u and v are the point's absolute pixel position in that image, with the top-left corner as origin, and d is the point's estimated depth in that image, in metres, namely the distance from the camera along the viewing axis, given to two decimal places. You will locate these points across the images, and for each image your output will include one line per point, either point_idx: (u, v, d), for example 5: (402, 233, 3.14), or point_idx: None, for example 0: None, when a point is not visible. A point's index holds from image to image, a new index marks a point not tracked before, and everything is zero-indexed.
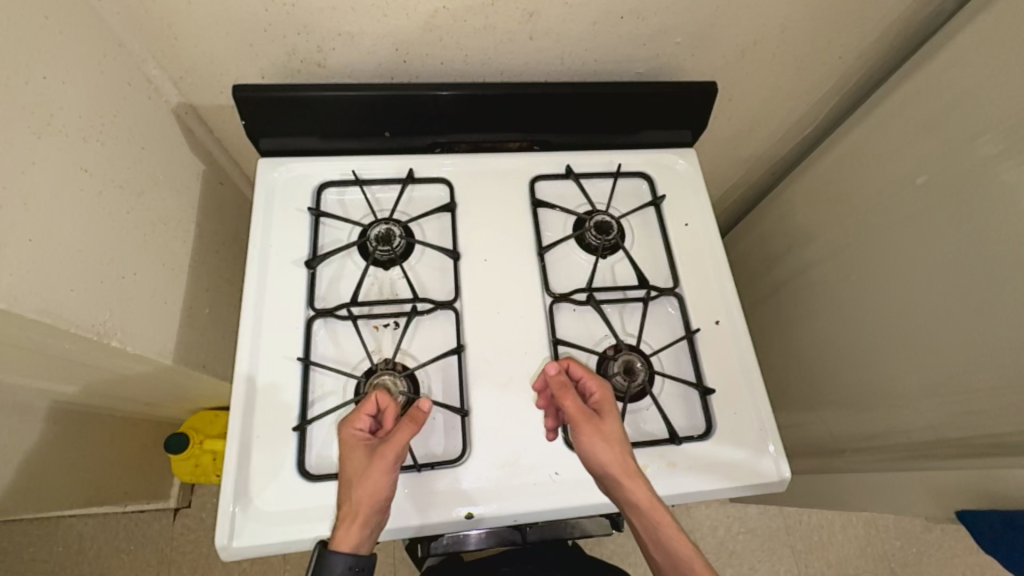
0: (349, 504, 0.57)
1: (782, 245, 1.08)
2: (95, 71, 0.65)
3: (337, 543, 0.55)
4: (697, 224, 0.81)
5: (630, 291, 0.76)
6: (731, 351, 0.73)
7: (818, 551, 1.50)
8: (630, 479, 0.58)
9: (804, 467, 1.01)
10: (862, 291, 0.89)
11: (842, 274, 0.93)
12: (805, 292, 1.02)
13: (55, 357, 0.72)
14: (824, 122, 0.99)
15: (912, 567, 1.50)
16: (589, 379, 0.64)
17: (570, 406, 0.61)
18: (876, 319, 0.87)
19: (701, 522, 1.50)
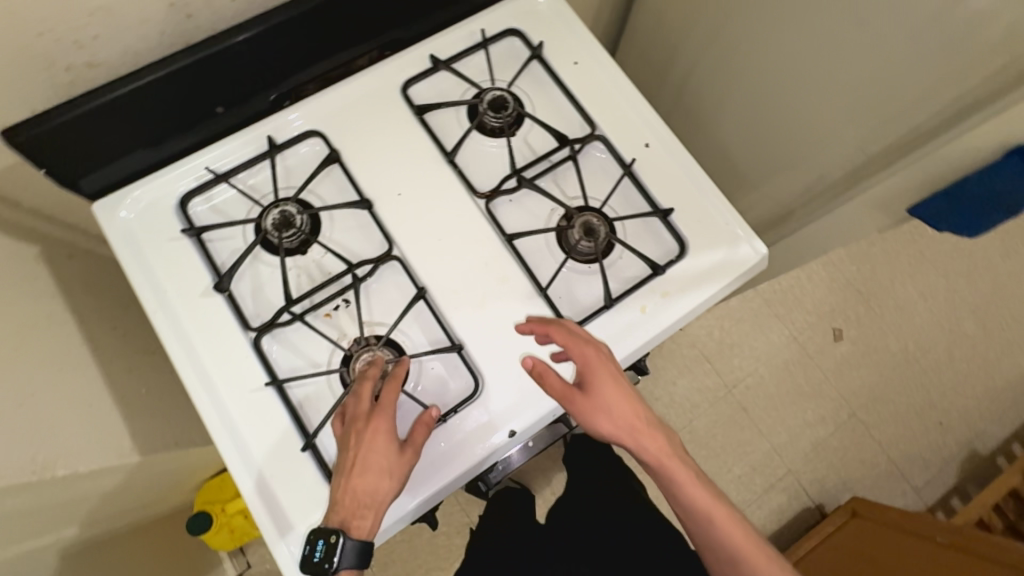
0: (371, 494, 0.55)
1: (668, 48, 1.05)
2: None
3: (360, 528, 0.54)
4: (586, 59, 0.76)
5: (555, 155, 0.71)
6: (672, 166, 0.72)
7: (797, 307, 1.66)
8: (643, 442, 0.60)
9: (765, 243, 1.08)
10: (756, 56, 0.89)
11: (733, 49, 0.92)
12: (708, 84, 1.00)
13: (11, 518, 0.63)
14: None
15: (870, 280, 1.69)
16: (579, 347, 0.60)
17: (554, 393, 0.59)
18: (776, 77, 0.87)
19: (698, 333, 1.62)
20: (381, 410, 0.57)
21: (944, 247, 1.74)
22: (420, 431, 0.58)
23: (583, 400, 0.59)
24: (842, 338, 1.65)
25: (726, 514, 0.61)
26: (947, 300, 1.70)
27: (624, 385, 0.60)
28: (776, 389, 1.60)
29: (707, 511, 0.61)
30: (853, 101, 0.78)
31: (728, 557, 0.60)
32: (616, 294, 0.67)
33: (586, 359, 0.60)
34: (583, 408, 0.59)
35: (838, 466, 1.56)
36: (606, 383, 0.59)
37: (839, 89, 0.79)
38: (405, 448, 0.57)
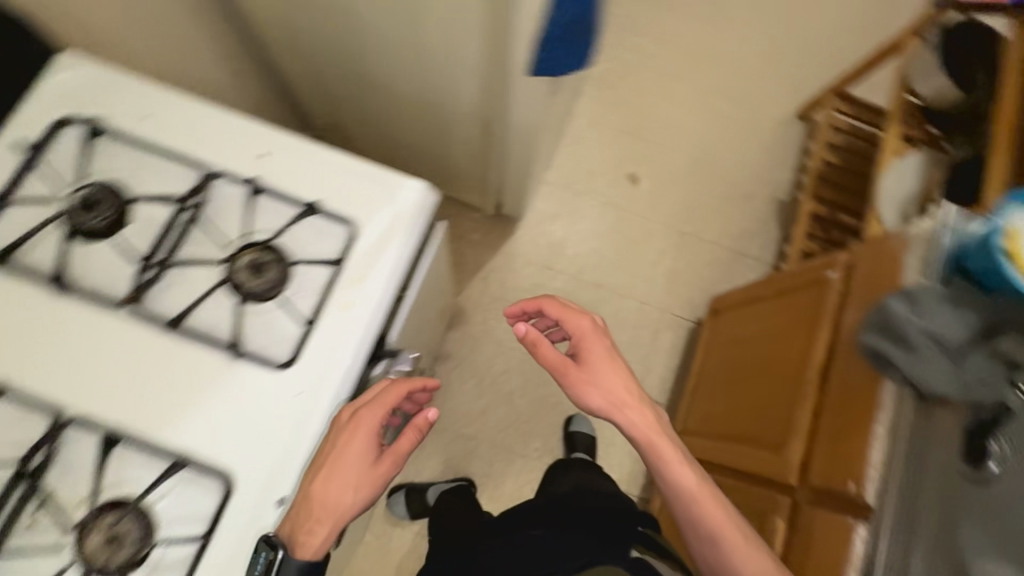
0: (323, 511, 0.57)
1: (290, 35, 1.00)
2: None
3: (307, 544, 0.56)
4: (157, 106, 0.69)
5: (178, 218, 0.65)
6: (299, 158, 0.69)
7: (591, 176, 1.75)
8: (631, 415, 0.84)
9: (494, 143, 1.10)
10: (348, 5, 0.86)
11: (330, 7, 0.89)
12: (343, 45, 0.98)
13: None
14: None
15: (632, 118, 1.82)
16: (577, 321, 0.87)
17: (547, 356, 0.84)
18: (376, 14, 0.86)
19: (528, 250, 1.66)
20: (370, 419, 0.59)
21: (669, 56, 1.90)
22: (404, 446, 0.62)
23: (570, 365, 0.85)
24: (638, 179, 1.77)
25: (699, 483, 0.84)
26: (696, 96, 1.87)
27: (622, 371, 0.86)
28: (614, 253, 1.70)
29: (677, 474, 0.84)
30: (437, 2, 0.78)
31: (687, 500, 0.83)
32: (314, 308, 0.64)
33: (574, 326, 0.88)
34: (575, 377, 0.84)
35: (694, 280, 1.71)
36: (603, 364, 0.85)
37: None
38: (383, 461, 0.60)
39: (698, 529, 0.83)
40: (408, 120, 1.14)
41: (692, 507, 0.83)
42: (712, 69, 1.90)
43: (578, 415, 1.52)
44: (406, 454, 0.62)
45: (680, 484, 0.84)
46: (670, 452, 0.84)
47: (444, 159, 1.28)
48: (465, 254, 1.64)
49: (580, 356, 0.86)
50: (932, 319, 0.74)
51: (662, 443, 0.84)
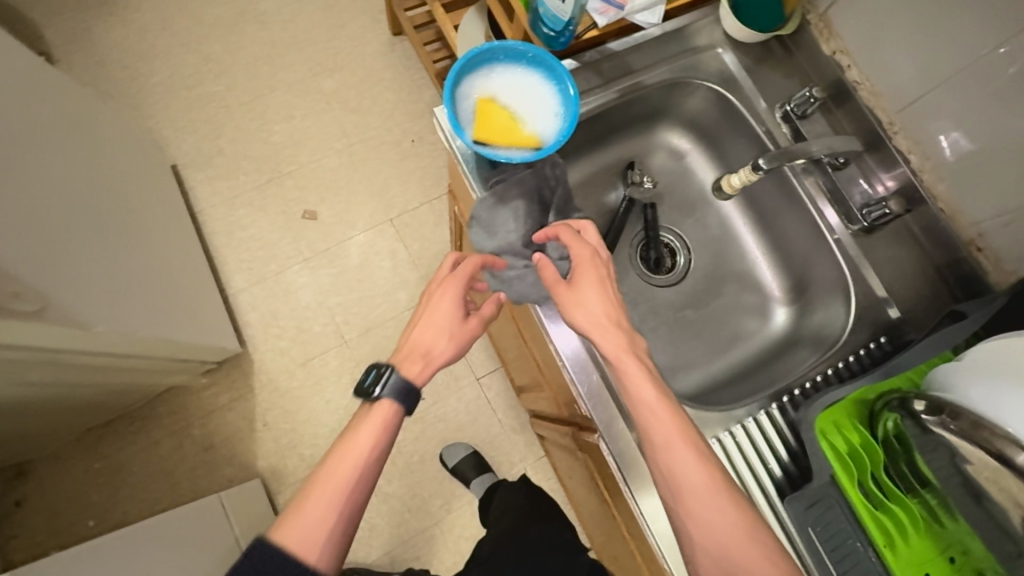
0: (423, 339, 0.68)
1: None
2: None
3: (406, 369, 0.66)
4: None
5: None
6: None
7: (274, 247, 1.57)
8: (612, 340, 0.61)
9: (66, 360, 0.91)
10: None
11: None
12: None
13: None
14: None
15: (261, 164, 1.62)
16: (578, 243, 0.64)
17: (547, 276, 0.64)
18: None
19: (281, 361, 1.49)
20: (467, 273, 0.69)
21: (241, 78, 1.67)
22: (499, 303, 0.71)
23: (566, 289, 0.63)
24: (314, 210, 1.61)
25: (671, 413, 0.58)
26: (296, 93, 1.68)
27: (607, 292, 0.63)
28: (354, 290, 1.56)
29: (639, 395, 0.59)
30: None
31: (657, 435, 0.57)
32: None
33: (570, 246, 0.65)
34: (564, 299, 0.63)
35: (436, 247, 1.61)
36: (591, 284, 0.63)
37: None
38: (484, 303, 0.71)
39: (651, 449, 0.58)
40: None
41: (653, 432, 0.57)
42: (287, 56, 1.70)
43: (447, 447, 1.44)
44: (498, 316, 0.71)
45: (640, 407, 0.58)
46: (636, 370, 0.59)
47: (66, 397, 1.06)
48: (229, 420, 1.44)
49: (575, 279, 0.64)
50: (497, 233, 0.71)
51: (629, 358, 0.60)
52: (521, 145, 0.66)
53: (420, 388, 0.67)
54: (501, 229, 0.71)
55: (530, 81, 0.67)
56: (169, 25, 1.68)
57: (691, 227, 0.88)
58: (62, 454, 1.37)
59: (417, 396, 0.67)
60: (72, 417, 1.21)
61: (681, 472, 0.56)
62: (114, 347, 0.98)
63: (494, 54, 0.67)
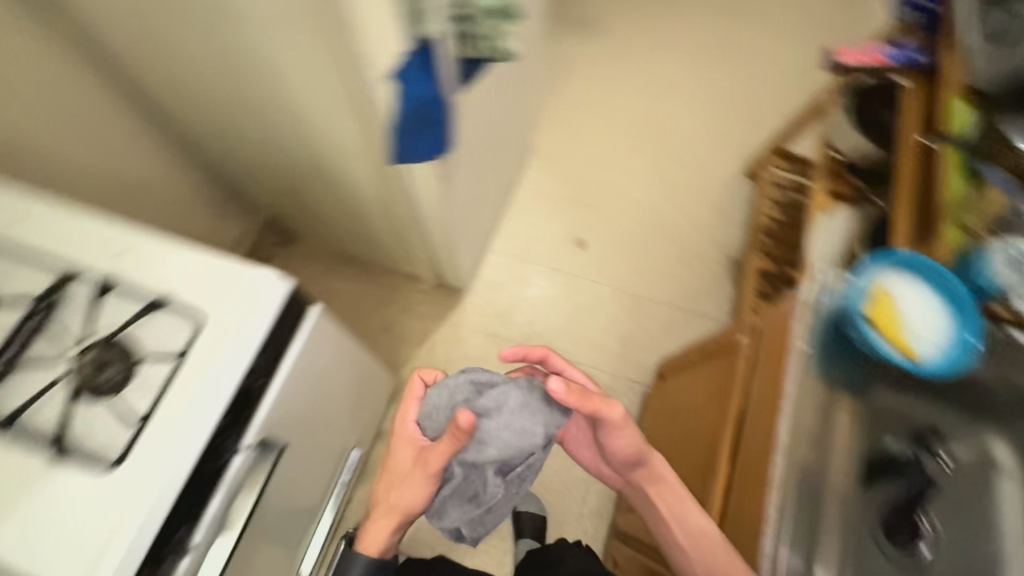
0: (379, 508, 0.81)
1: (209, 125, 1.11)
2: None
3: (367, 543, 0.81)
4: (28, 218, 0.73)
5: (30, 323, 0.68)
6: (155, 258, 0.71)
7: (537, 245, 1.79)
8: (660, 469, 0.85)
9: (412, 218, 1.17)
10: (234, 95, 0.94)
11: (225, 100, 0.98)
12: (258, 139, 1.06)
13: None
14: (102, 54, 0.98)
15: (577, 187, 1.88)
16: (574, 368, 0.88)
17: (580, 401, 0.73)
18: (258, 105, 0.93)
19: (475, 318, 1.67)
20: (406, 424, 0.79)
21: (617, 127, 1.97)
22: (433, 449, 0.72)
23: (599, 398, 0.76)
24: (586, 244, 1.80)
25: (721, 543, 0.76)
26: (643, 162, 1.92)
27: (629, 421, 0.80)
28: (564, 320, 1.69)
29: (693, 517, 0.81)
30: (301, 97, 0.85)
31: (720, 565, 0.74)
32: (149, 408, 0.64)
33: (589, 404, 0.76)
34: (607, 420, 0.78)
35: (648, 343, 1.68)
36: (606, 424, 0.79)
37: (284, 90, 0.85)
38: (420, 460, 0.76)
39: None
40: (328, 197, 1.21)
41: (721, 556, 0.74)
42: (658, 136, 1.96)
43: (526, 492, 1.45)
44: (438, 463, 0.72)
45: (705, 544, 0.77)
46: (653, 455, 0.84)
47: (372, 231, 1.34)
48: (411, 326, 1.64)
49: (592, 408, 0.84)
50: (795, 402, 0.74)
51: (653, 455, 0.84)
52: (904, 351, 0.72)
53: (385, 541, 0.81)
54: (435, 411, 0.76)
55: (927, 295, 0.72)
56: (598, 64, 2.08)
57: (957, 538, 0.79)
58: (309, 255, 1.71)
59: (387, 544, 0.81)
60: (349, 241, 1.51)
61: None
62: (434, 231, 1.22)
63: (898, 260, 0.74)
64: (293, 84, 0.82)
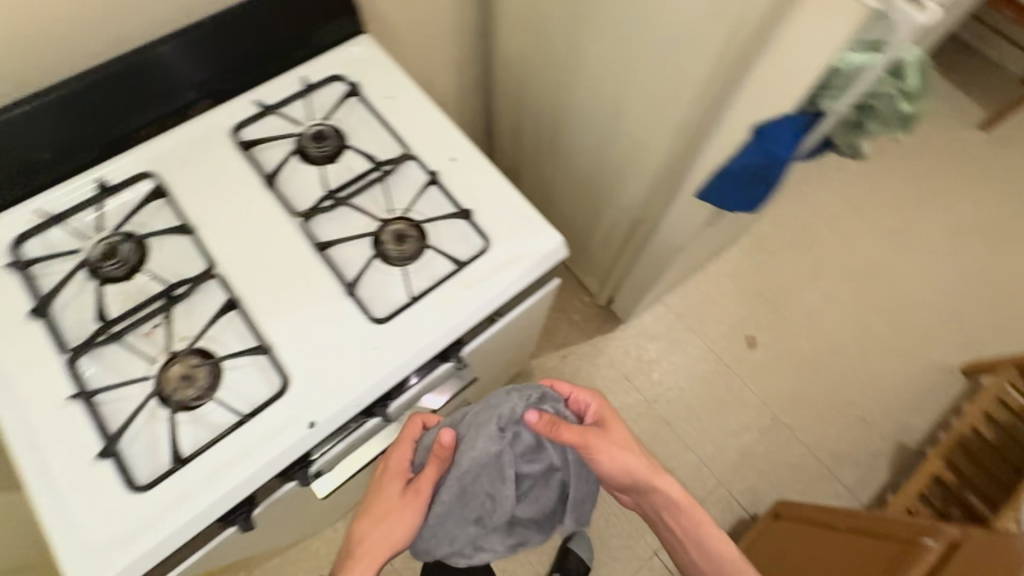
0: (360, 547, 0.71)
1: (519, 76, 1.17)
2: None
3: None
4: (399, 94, 0.85)
5: (368, 174, 0.79)
6: (476, 175, 0.79)
7: (708, 319, 1.71)
8: (663, 484, 0.78)
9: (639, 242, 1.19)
10: (578, 66, 0.99)
11: (562, 65, 1.03)
12: (556, 110, 1.13)
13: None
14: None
15: (776, 287, 1.77)
16: (584, 393, 0.80)
17: (571, 433, 0.71)
18: (597, 83, 0.97)
19: (617, 353, 1.65)
20: (396, 459, 0.74)
21: (842, 251, 1.83)
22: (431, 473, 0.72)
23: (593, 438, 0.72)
24: (756, 345, 1.69)
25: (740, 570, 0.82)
26: (852, 299, 1.77)
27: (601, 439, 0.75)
28: (698, 403, 1.61)
29: (720, 545, 0.82)
30: (652, 98, 0.88)
31: None
32: (423, 290, 0.72)
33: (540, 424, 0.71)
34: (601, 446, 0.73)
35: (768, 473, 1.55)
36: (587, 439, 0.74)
37: (640, 85, 0.89)
38: (420, 489, 0.72)
39: None
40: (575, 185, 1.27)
41: None
42: (880, 282, 1.80)
43: (582, 532, 1.41)
44: (433, 485, 0.72)
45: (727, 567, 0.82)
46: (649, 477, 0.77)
47: (586, 232, 1.37)
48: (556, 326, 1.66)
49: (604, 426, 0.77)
50: None
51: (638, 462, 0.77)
52: None
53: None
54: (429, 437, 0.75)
55: None
56: (856, 183, 1.93)
57: None
58: None
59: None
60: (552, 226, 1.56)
61: None
62: (649, 263, 1.23)
63: None
64: (656, 84, 0.86)
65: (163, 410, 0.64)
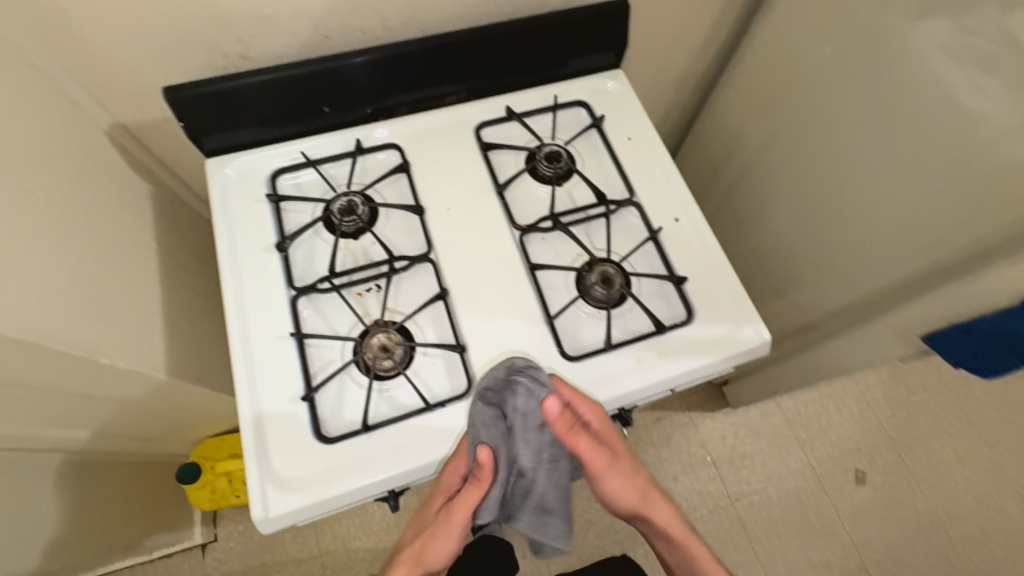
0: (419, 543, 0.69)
1: (734, 139, 1.11)
2: (38, 121, 0.66)
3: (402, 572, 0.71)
4: (639, 137, 0.85)
5: (591, 209, 0.79)
6: (695, 242, 0.78)
7: (819, 435, 1.57)
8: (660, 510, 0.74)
9: (799, 344, 1.11)
10: (817, 156, 0.93)
11: (796, 148, 0.97)
12: (760, 184, 1.08)
13: (23, 399, 0.67)
14: (727, 42, 1.07)
15: (905, 429, 1.59)
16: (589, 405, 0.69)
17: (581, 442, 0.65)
18: (834, 181, 0.91)
19: (711, 434, 1.56)
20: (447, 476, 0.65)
21: (993, 416, 1.63)
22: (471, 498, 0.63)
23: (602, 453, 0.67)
24: (864, 483, 1.53)
25: None
26: (990, 473, 1.57)
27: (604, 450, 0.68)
28: (780, 519, 1.49)
29: None
30: (902, 220, 0.81)
31: None
32: (616, 341, 0.72)
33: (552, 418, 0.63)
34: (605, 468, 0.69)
35: None
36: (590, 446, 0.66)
37: (893, 203, 0.82)
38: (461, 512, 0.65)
39: None
40: (744, 261, 1.20)
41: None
42: None
43: None
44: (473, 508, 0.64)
45: None
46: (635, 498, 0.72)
47: None
48: None
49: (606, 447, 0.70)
50: None
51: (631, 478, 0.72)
52: None
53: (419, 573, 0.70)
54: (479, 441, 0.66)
55: None
56: None
57: None
58: None
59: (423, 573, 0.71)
60: None
61: None
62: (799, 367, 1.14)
63: None
64: (915, 211, 0.79)
65: (357, 375, 0.67)
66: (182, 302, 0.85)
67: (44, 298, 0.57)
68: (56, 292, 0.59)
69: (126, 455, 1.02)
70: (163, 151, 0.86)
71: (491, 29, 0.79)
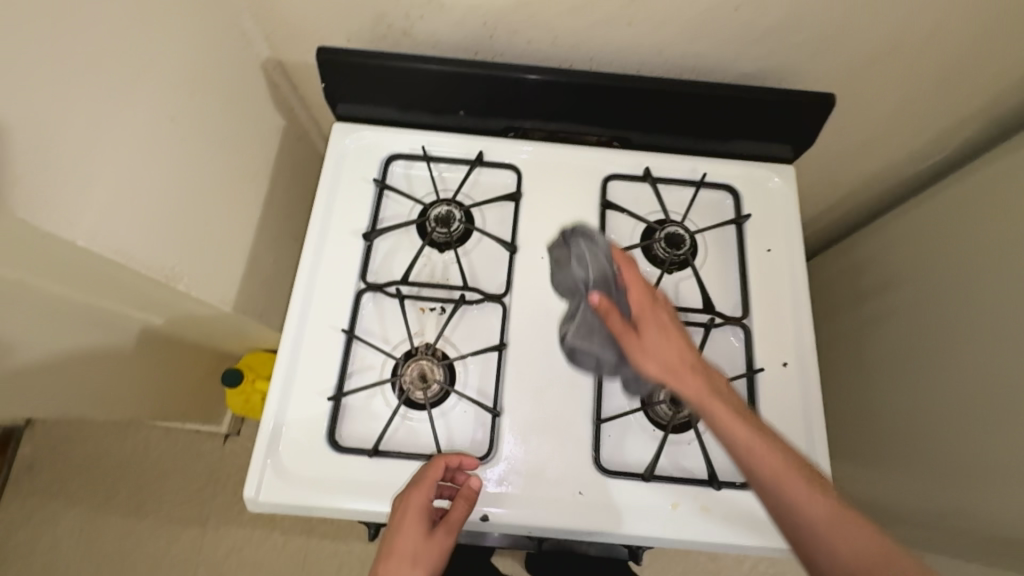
0: None
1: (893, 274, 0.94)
2: (206, 42, 0.68)
3: None
4: (780, 252, 0.73)
5: (692, 314, 0.70)
6: (794, 397, 0.67)
7: None
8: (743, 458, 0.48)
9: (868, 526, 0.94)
10: (992, 343, 0.75)
11: (964, 324, 0.79)
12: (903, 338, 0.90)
13: (111, 286, 0.73)
14: (935, 164, 0.89)
15: None
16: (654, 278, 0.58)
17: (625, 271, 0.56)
18: (995, 386, 0.73)
19: None
20: (419, 498, 0.56)
21: None
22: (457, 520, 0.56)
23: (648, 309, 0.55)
24: None
25: (836, 517, 0.45)
26: None
27: (677, 336, 0.53)
28: None
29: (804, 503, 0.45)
30: None
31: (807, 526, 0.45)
32: (659, 473, 0.64)
33: (628, 276, 0.56)
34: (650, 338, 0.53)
35: None
36: (658, 317, 0.54)
37: None
38: (439, 535, 0.55)
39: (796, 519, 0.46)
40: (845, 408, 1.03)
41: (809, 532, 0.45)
42: None
43: None
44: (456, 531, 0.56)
45: (798, 524, 0.46)
46: (736, 425, 0.48)
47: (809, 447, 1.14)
48: None
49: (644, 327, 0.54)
50: None
51: (725, 400, 0.50)
52: None
53: None
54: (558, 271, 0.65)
55: None
56: None
57: None
58: None
59: None
60: None
61: (813, 537, 0.45)
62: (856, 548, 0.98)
63: None
64: None
65: (387, 394, 0.66)
66: (272, 239, 0.89)
67: (147, 221, 0.60)
68: (162, 217, 0.62)
69: (189, 342, 1.11)
70: (307, 92, 0.88)
71: (662, 82, 0.71)
